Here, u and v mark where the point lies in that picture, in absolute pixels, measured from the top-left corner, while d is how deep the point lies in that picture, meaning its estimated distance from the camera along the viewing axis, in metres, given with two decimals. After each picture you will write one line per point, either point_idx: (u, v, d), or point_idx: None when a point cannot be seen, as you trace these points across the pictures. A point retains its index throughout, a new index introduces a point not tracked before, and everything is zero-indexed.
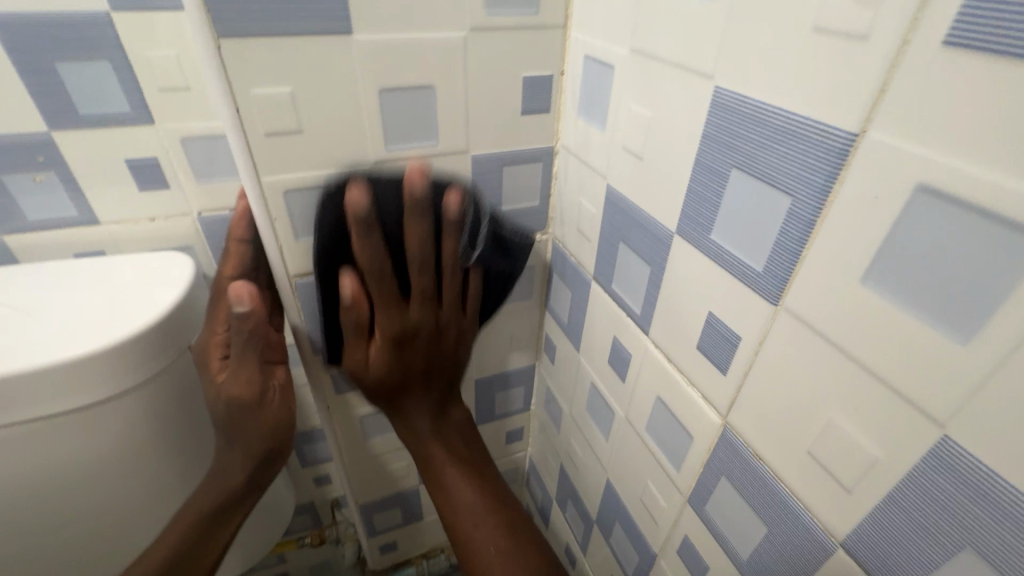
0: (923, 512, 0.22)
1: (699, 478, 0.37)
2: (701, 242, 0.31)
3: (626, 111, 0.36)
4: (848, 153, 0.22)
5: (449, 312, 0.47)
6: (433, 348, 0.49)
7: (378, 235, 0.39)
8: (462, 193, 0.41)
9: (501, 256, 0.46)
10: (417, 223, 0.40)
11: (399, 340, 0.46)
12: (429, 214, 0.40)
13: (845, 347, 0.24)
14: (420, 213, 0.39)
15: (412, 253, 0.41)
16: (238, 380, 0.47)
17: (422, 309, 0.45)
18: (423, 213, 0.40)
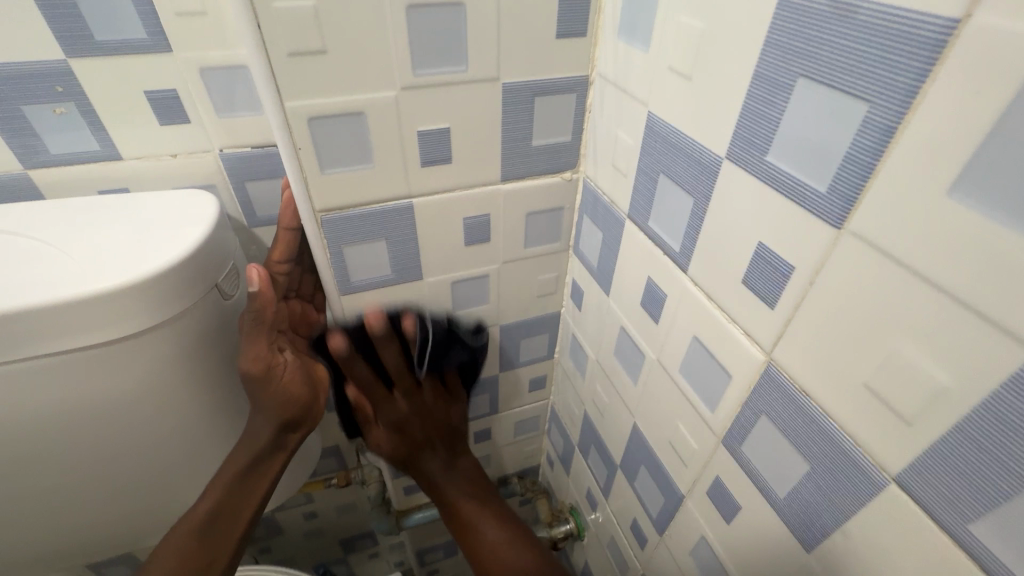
0: (996, 442, 0.21)
1: (735, 417, 0.36)
2: (754, 166, 0.29)
3: (673, 25, 0.33)
4: (944, 45, 0.19)
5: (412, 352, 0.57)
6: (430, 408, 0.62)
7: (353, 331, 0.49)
8: (374, 309, 0.53)
9: (456, 348, 0.61)
10: (409, 338, 0.56)
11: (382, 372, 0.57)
12: (393, 338, 0.55)
13: (918, 268, 0.22)
14: (387, 343, 0.55)
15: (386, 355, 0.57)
16: (248, 354, 0.54)
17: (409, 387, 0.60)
18: (390, 340, 0.55)
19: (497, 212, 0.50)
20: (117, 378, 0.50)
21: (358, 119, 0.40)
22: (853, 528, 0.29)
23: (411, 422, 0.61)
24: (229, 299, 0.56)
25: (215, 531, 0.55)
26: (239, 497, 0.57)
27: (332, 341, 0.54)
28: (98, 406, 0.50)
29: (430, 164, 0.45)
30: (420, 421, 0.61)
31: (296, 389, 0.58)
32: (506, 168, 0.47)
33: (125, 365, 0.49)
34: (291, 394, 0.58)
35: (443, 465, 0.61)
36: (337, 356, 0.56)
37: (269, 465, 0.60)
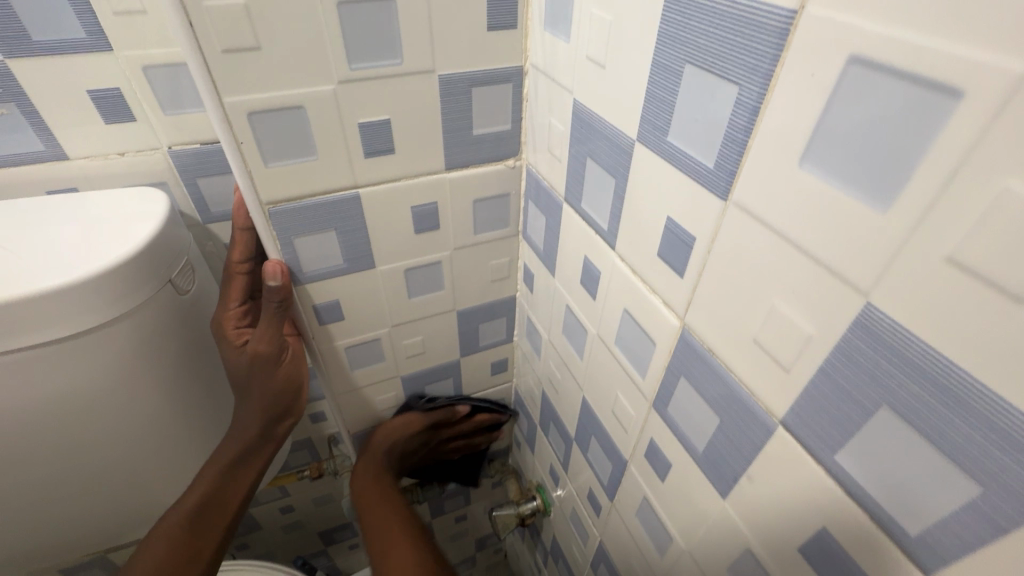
0: (849, 380, 0.24)
1: (661, 382, 0.39)
2: (659, 147, 0.32)
3: (588, 17, 0.35)
4: (788, 33, 0.22)
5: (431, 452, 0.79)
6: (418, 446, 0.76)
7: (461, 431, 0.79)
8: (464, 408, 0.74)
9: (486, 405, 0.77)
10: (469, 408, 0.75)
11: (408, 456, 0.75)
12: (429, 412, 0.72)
13: (782, 230, 0.25)
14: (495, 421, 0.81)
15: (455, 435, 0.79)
16: (262, 337, 0.55)
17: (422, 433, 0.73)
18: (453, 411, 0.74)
19: (444, 199, 0.52)
20: (70, 377, 0.50)
21: (297, 113, 0.42)
22: (756, 471, 0.32)
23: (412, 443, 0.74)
24: (185, 294, 0.57)
25: (201, 520, 0.57)
26: (225, 490, 0.59)
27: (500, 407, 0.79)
28: (52, 406, 0.51)
29: (374, 155, 0.46)
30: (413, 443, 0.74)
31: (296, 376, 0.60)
32: (449, 156, 0.49)
33: (77, 364, 0.50)
34: (296, 376, 0.60)
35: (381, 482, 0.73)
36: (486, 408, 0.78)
37: (256, 458, 0.63)
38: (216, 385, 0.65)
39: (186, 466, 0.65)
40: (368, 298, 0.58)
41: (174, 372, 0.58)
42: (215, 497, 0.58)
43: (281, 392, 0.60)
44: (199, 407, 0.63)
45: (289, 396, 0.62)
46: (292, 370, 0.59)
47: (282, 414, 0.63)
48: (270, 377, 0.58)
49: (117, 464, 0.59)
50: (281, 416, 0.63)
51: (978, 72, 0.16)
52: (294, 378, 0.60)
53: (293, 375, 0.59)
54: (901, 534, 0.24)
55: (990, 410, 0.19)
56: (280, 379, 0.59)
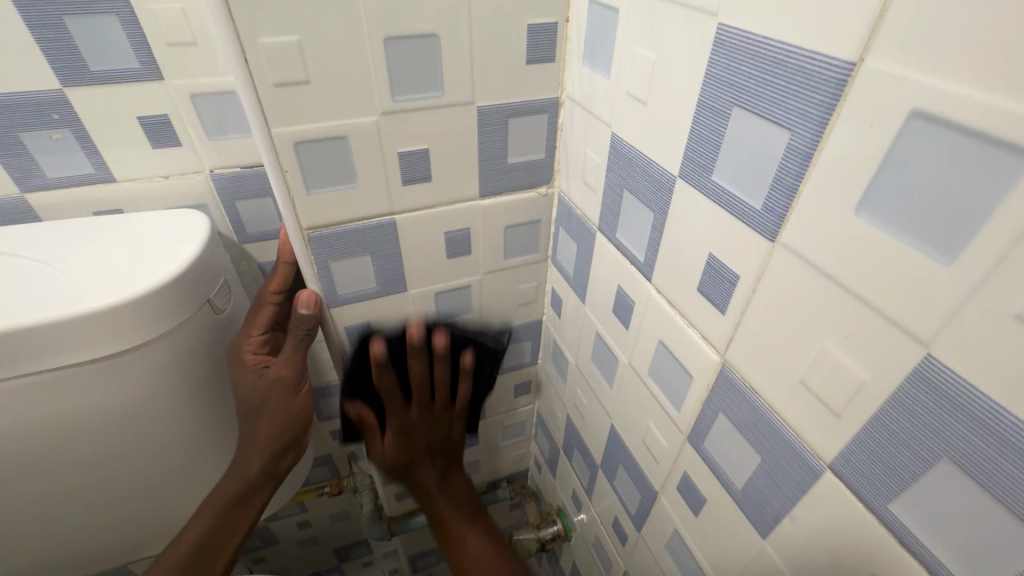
0: (906, 430, 0.23)
1: (698, 416, 0.39)
2: (702, 185, 0.32)
3: (631, 55, 0.36)
4: (845, 84, 0.22)
5: (424, 412, 0.61)
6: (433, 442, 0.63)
7: (390, 372, 0.56)
8: (470, 359, 0.59)
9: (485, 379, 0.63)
10: (416, 363, 0.57)
11: (403, 434, 0.61)
12: (423, 355, 0.57)
13: (835, 277, 0.25)
14: (390, 368, 0.56)
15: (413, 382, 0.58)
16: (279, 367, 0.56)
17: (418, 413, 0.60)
18: (447, 359, 0.58)
19: (476, 225, 0.53)
20: (108, 396, 0.51)
21: (341, 143, 0.43)
22: (800, 513, 0.31)
23: (417, 426, 0.61)
24: (221, 312, 0.58)
25: (202, 559, 0.57)
26: (224, 532, 0.58)
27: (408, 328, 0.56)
28: (93, 423, 0.52)
29: (411, 183, 0.47)
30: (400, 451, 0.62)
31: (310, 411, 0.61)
32: (483, 184, 0.50)
33: (114, 384, 0.51)
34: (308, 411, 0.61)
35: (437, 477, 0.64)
36: (375, 363, 0.56)
37: (257, 496, 0.61)
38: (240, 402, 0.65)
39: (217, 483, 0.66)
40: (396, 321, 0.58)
41: (198, 394, 0.58)
42: (214, 538, 0.58)
43: (294, 423, 0.60)
44: (221, 429, 0.63)
45: (299, 431, 0.61)
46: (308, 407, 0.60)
47: (289, 447, 0.61)
48: (289, 404, 0.58)
49: (150, 480, 0.60)
50: (287, 450, 0.60)
51: None
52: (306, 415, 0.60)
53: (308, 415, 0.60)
54: None
55: None
56: (298, 410, 0.59)
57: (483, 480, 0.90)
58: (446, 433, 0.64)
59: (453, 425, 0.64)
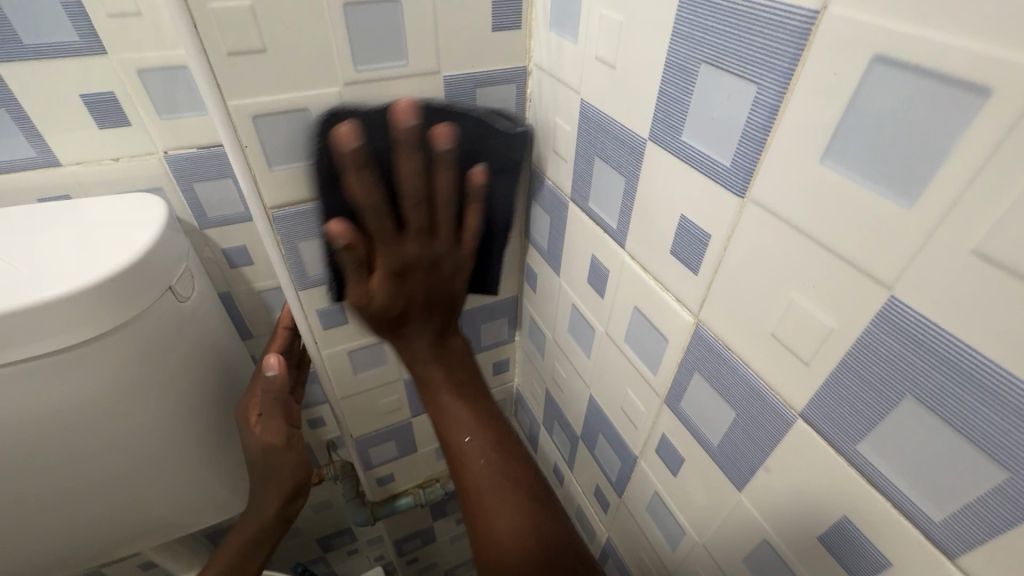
0: (871, 370, 0.24)
1: (674, 377, 0.39)
2: (672, 146, 0.32)
3: (598, 17, 0.35)
4: (808, 33, 0.22)
5: (441, 242, 0.43)
6: (432, 280, 0.45)
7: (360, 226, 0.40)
8: (484, 173, 0.42)
9: (498, 257, 0.53)
10: (440, 178, 0.39)
11: (401, 271, 0.43)
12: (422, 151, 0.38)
13: (803, 228, 0.25)
14: (412, 150, 0.38)
15: (405, 194, 0.39)
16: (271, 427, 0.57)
17: (419, 245, 0.42)
18: (454, 168, 0.40)
19: None
20: (97, 398, 0.51)
21: (302, 115, 0.41)
22: (773, 464, 0.32)
23: (419, 265, 0.43)
24: (185, 301, 0.56)
25: None
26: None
27: (426, 138, 0.38)
28: (81, 427, 0.52)
29: None
30: (428, 266, 0.44)
31: (414, 259, 0.43)
32: None
33: (104, 385, 0.51)
34: (400, 267, 0.42)
35: (432, 345, 0.50)
36: (396, 147, 0.38)
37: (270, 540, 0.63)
38: (215, 395, 0.63)
39: (200, 473, 0.65)
40: None
41: (170, 388, 0.57)
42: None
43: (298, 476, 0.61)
44: (199, 425, 0.62)
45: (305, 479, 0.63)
46: (392, 239, 0.41)
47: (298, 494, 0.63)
48: (284, 457, 0.59)
49: (143, 474, 0.60)
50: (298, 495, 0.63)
51: (1007, 72, 0.17)
52: (383, 270, 0.42)
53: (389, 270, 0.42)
54: (924, 519, 0.24)
55: (1014, 396, 0.19)
56: (409, 298, 0.45)
57: None
58: (442, 303, 0.48)
59: (455, 280, 0.47)
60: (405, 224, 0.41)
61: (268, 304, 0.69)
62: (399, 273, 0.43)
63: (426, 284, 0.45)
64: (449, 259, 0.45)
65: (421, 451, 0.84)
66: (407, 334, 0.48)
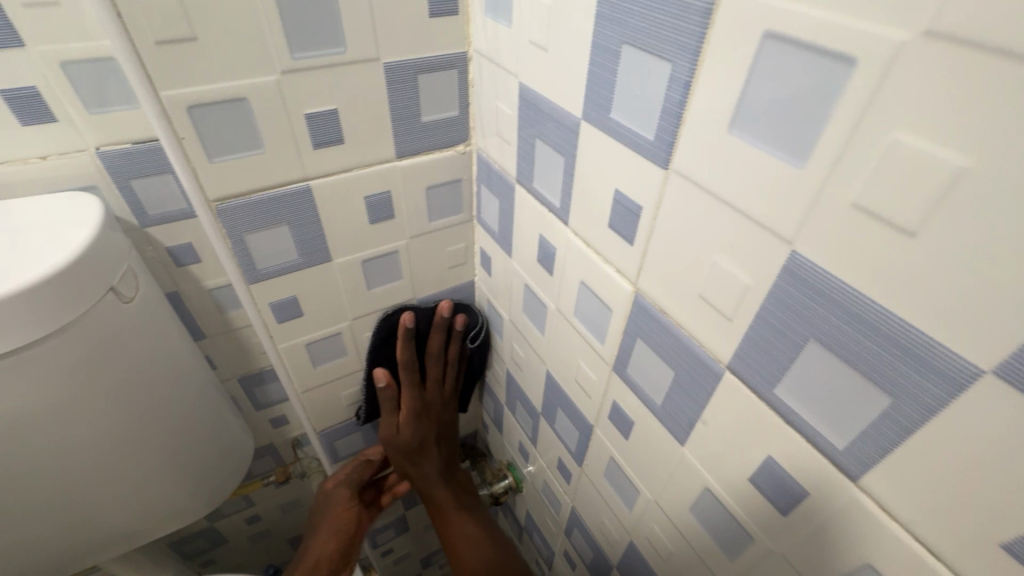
0: (780, 319, 0.27)
1: (619, 345, 0.42)
2: (604, 124, 0.34)
3: (528, 2, 0.37)
4: (711, 12, 0.24)
5: (432, 392, 0.68)
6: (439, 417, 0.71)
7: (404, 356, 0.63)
8: (449, 305, 0.64)
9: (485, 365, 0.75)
10: (438, 335, 0.65)
11: (419, 411, 0.68)
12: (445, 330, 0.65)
13: (717, 193, 0.28)
14: (440, 331, 0.65)
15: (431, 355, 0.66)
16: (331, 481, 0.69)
17: (434, 392, 0.69)
18: (445, 329, 0.65)
19: (397, 187, 0.53)
20: (47, 405, 0.50)
21: (240, 106, 0.41)
22: (708, 416, 0.35)
23: (430, 407, 0.69)
24: (129, 301, 0.54)
25: None
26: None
27: (403, 315, 0.62)
28: (33, 437, 0.51)
29: (323, 146, 0.46)
30: (438, 409, 0.70)
31: (427, 407, 0.68)
32: (399, 144, 0.50)
33: (53, 392, 0.50)
34: (417, 409, 0.67)
35: (439, 470, 0.71)
36: (403, 334, 0.62)
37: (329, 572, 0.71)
38: (170, 397, 0.61)
39: (159, 475, 0.64)
40: (325, 294, 0.57)
41: (121, 392, 0.55)
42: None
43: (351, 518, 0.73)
44: (155, 427, 0.60)
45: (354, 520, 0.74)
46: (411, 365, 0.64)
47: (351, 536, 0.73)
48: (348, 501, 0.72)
49: (99, 480, 0.59)
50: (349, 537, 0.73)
51: (870, 41, 0.19)
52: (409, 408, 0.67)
53: (411, 407, 0.67)
54: (831, 449, 0.27)
55: (892, 330, 0.22)
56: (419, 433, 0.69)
57: None
58: (447, 411, 0.72)
59: (450, 413, 0.73)
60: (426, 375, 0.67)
61: (220, 302, 0.67)
62: (423, 416, 0.68)
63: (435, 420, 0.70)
64: (438, 391, 0.69)
65: None
66: (418, 467, 0.70)
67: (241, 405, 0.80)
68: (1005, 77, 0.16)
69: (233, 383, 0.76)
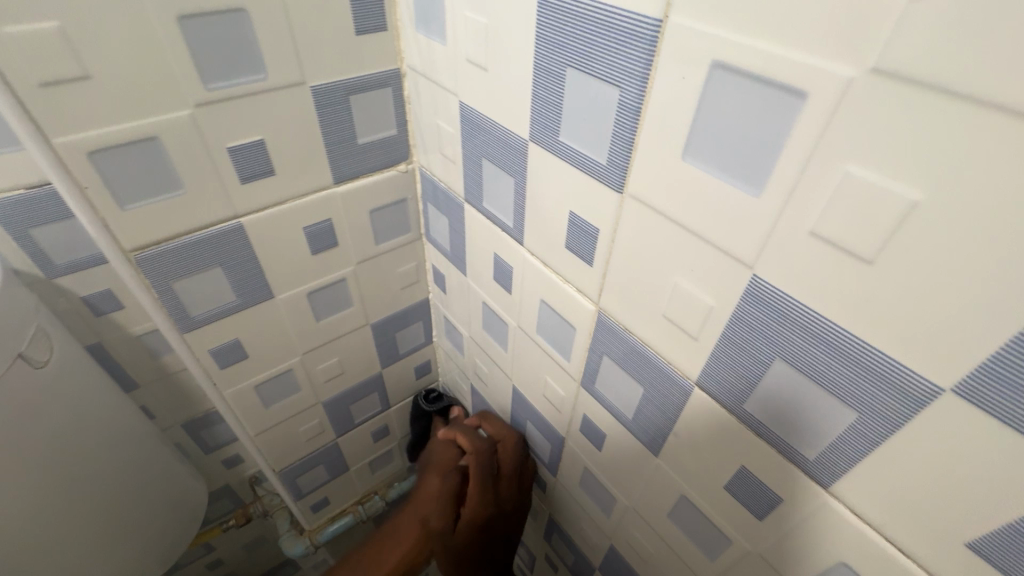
0: (745, 339, 0.27)
1: (586, 362, 0.41)
2: (553, 146, 0.33)
3: (462, 20, 0.35)
4: (657, 39, 0.24)
5: (502, 491, 0.58)
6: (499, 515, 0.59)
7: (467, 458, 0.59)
8: (494, 426, 0.61)
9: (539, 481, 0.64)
10: (507, 455, 0.58)
11: (482, 520, 0.57)
12: (501, 441, 0.60)
13: (673, 217, 0.27)
14: (508, 437, 0.60)
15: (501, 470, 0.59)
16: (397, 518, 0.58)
17: (506, 490, 0.59)
18: (513, 449, 0.59)
19: (338, 214, 0.50)
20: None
21: (151, 145, 0.37)
22: (680, 429, 0.35)
23: (501, 508, 0.58)
24: (43, 366, 0.48)
25: None
26: None
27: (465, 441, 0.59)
28: None
29: (251, 179, 0.42)
30: (501, 517, 0.59)
31: (495, 515, 0.58)
32: (335, 169, 0.47)
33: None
34: (483, 521, 0.57)
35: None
36: (471, 453, 0.58)
37: None
38: (106, 463, 0.56)
39: (111, 549, 0.59)
40: (270, 332, 0.53)
41: (55, 478, 0.49)
42: None
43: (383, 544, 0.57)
44: (97, 500, 0.55)
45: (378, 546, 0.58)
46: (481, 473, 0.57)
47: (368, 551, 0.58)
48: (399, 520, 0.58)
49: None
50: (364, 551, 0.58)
51: (816, 76, 0.19)
52: (475, 521, 0.57)
53: (477, 514, 0.56)
54: (803, 459, 0.28)
55: (854, 351, 0.23)
56: (475, 541, 0.58)
57: (401, 467, 0.90)
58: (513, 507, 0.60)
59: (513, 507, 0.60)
60: (499, 482, 0.58)
61: (152, 348, 0.62)
62: (487, 512, 0.57)
63: (493, 532, 0.60)
64: (507, 493, 0.59)
65: (352, 469, 0.80)
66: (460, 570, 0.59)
67: (188, 452, 0.74)
68: (951, 116, 0.16)
69: (177, 430, 0.71)
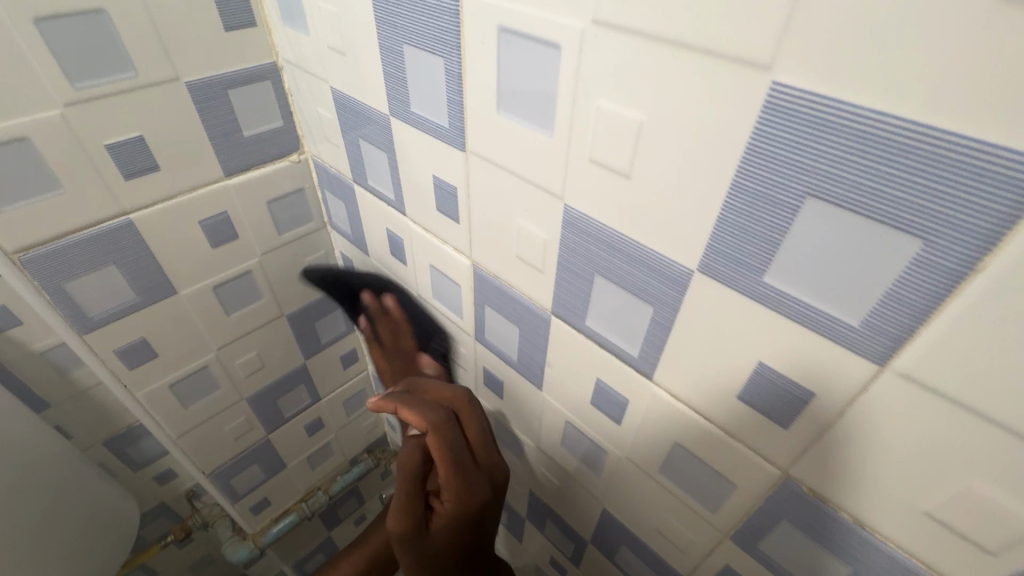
0: (571, 262, 0.32)
1: (474, 315, 0.46)
2: (408, 118, 0.37)
3: (318, 11, 0.39)
4: (459, 12, 0.28)
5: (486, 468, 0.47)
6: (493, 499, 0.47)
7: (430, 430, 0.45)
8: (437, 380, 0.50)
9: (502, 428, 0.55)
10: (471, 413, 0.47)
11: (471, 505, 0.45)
12: (468, 410, 0.47)
13: (503, 165, 0.32)
14: (473, 409, 0.47)
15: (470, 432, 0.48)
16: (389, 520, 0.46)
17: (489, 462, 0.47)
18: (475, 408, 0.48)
19: (235, 206, 0.52)
20: None
21: (23, 145, 0.38)
22: (551, 359, 0.40)
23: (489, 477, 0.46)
24: None
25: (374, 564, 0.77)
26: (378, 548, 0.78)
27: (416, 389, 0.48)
28: None
29: (135, 176, 0.44)
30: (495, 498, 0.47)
31: (486, 500, 0.46)
32: (224, 162, 0.49)
33: None
34: (471, 512, 0.45)
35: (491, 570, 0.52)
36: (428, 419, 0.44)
37: None
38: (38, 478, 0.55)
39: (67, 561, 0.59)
40: (179, 329, 0.54)
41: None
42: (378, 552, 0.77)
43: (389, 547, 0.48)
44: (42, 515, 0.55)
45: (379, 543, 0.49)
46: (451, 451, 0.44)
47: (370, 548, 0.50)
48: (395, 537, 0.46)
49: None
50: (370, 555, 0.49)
51: (561, 32, 0.24)
52: (460, 511, 0.44)
53: (463, 504, 0.44)
54: (632, 359, 0.33)
55: (634, 251, 0.28)
56: (466, 537, 0.47)
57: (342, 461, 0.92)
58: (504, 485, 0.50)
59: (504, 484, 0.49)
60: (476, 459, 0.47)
61: (58, 364, 0.60)
62: (478, 491, 0.45)
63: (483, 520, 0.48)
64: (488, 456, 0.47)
65: (290, 465, 0.81)
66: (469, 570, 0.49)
67: (112, 471, 0.72)
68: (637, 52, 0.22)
69: (98, 449, 0.69)
